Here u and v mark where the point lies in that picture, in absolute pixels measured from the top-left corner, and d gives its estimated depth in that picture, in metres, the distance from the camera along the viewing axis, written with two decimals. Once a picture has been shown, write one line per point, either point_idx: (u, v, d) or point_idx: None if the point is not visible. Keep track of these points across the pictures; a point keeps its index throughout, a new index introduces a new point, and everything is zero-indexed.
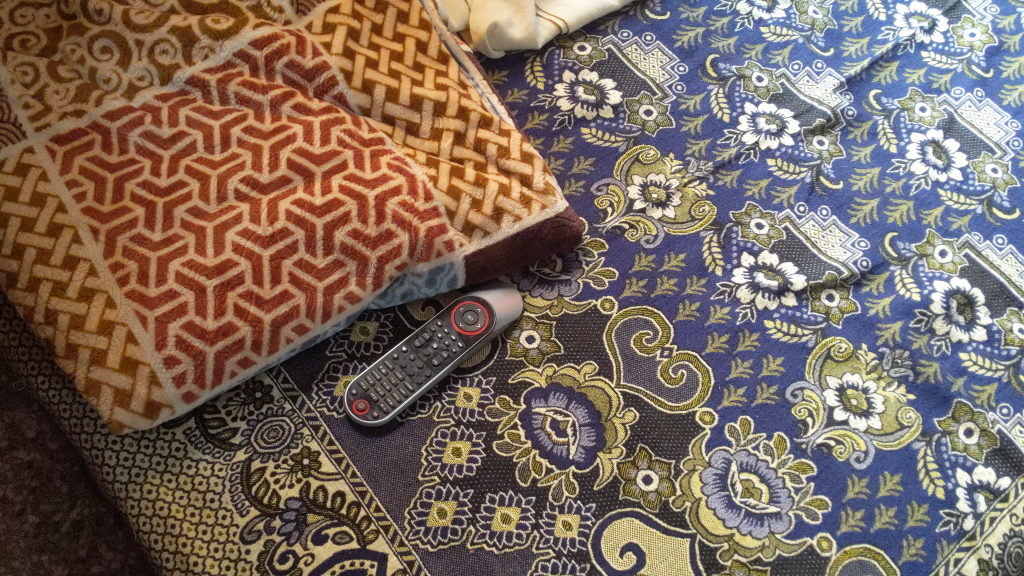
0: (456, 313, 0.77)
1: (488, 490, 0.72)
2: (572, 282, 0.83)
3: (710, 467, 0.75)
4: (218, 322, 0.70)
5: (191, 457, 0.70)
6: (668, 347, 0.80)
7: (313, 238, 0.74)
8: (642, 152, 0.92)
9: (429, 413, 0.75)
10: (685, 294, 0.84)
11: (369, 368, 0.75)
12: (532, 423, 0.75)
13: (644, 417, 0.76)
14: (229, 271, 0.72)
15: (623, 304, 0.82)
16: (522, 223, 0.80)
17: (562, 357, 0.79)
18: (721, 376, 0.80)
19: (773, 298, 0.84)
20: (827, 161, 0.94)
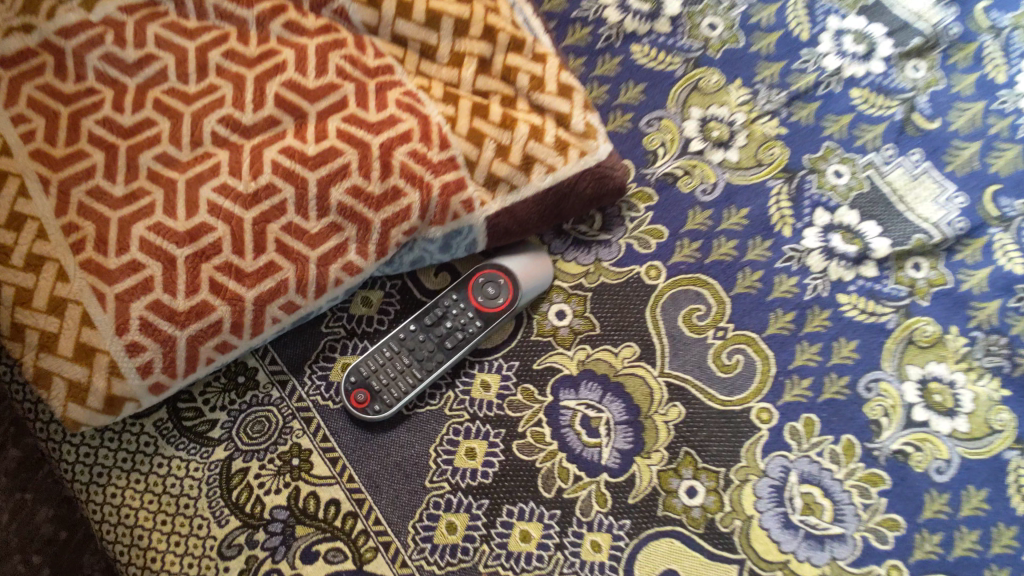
0: (474, 284, 0.65)
1: (506, 502, 0.62)
2: (613, 243, 0.70)
3: (766, 478, 0.65)
4: (190, 301, 0.59)
5: (163, 454, 0.61)
6: (723, 327, 0.68)
7: (304, 197, 0.61)
8: (703, 77, 0.77)
9: (441, 405, 0.64)
10: (746, 260, 0.71)
11: (372, 350, 0.64)
12: (559, 420, 0.64)
13: (691, 414, 0.66)
14: (204, 238, 0.59)
15: (671, 273, 0.69)
16: (556, 175, 0.65)
17: (597, 337, 0.67)
18: (783, 364, 0.68)
19: (849, 268, 0.71)
20: (923, 92, 0.76)
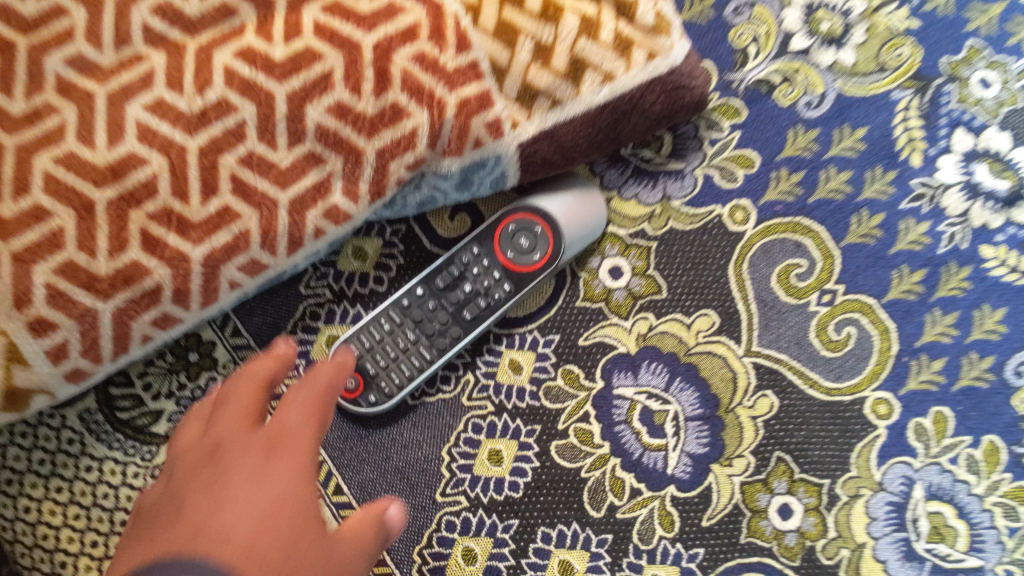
0: (502, 232, 0.49)
1: (541, 523, 0.49)
2: (686, 175, 0.53)
3: (883, 494, 0.50)
4: (115, 263, 0.43)
5: (92, 455, 0.47)
6: (831, 289, 0.51)
7: (270, 118, 0.44)
8: None
9: (456, 392, 0.50)
10: (863, 199, 0.52)
11: (366, 321, 0.49)
12: (612, 415, 0.50)
13: (787, 406, 0.50)
14: (131, 174, 0.43)
15: (764, 215, 0.52)
16: (613, 86, 0.47)
17: (663, 303, 0.51)
18: (907, 342, 0.51)
19: (998, 212, 0.52)
20: None
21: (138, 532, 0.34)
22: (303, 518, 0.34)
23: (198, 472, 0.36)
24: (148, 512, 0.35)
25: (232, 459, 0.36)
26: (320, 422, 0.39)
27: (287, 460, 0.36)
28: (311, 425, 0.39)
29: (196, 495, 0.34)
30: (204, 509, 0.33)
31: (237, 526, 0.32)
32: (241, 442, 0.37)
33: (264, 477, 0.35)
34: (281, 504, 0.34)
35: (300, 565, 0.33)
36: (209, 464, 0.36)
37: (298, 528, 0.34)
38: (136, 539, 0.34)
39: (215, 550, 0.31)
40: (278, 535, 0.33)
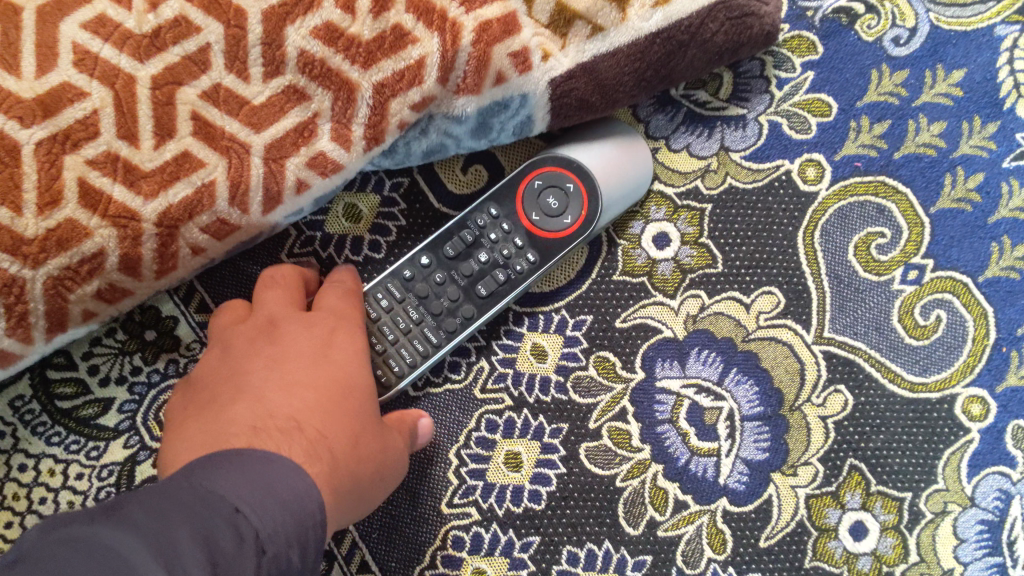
0: (527, 189, 0.41)
1: (567, 541, 0.41)
2: (748, 123, 0.44)
3: (975, 510, 0.41)
4: (47, 223, 0.34)
5: (27, 452, 0.41)
6: (918, 265, 0.43)
7: (240, 41, 0.35)
8: None
9: (468, 382, 0.42)
10: (959, 156, 0.43)
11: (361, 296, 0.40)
12: (654, 413, 0.42)
13: (863, 405, 0.42)
14: (66, 112, 0.34)
15: (841, 173, 0.43)
16: (667, 11, 0.39)
17: (717, 279, 0.42)
18: (1008, 328, 0.42)
19: None
20: None
21: (196, 412, 0.35)
22: (365, 398, 0.36)
23: (255, 356, 0.37)
24: (205, 391, 0.36)
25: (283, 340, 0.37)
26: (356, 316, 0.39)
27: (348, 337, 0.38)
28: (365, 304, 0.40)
29: (258, 375, 0.36)
30: (265, 393, 0.34)
31: (301, 404, 0.34)
32: (297, 329, 0.38)
33: (327, 366, 0.36)
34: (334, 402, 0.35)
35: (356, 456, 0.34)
36: (265, 358, 0.36)
37: (358, 411, 0.36)
38: (194, 419, 0.35)
39: (291, 435, 0.32)
40: (346, 420, 0.35)
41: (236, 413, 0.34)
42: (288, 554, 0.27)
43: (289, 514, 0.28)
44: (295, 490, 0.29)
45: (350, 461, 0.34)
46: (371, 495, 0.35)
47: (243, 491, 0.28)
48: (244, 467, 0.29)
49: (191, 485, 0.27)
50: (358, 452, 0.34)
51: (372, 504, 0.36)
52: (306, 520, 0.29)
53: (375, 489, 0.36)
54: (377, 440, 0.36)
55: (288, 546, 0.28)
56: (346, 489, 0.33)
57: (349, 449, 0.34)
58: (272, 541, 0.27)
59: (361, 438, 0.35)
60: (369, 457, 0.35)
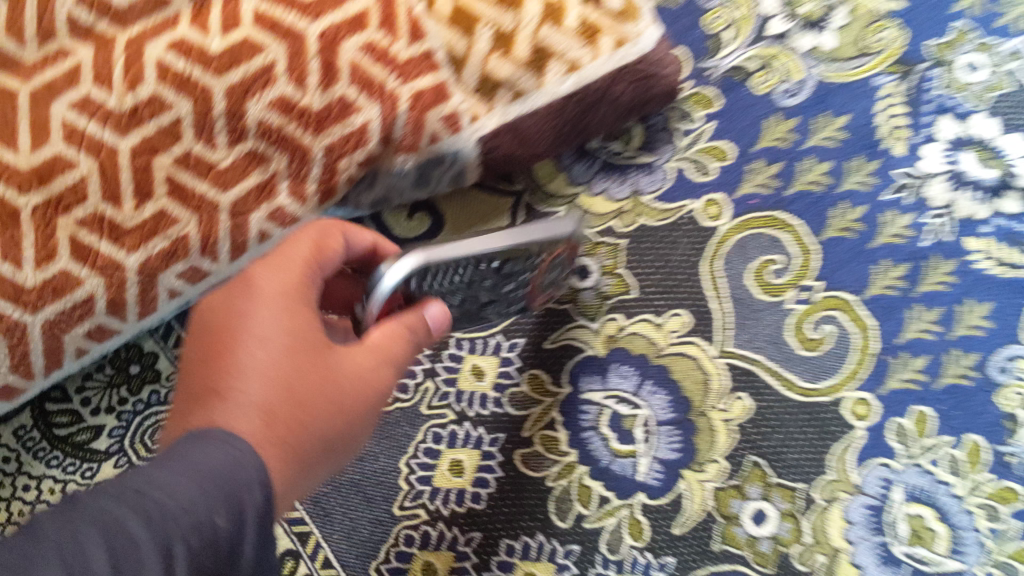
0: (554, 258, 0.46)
1: (504, 535, 0.47)
2: (657, 169, 0.51)
3: (861, 496, 0.47)
4: (43, 275, 0.40)
5: (29, 473, 0.48)
6: (809, 287, 0.49)
7: (207, 114, 0.41)
8: None
9: (415, 400, 0.49)
10: (843, 191, 0.50)
11: (471, 263, 0.40)
12: (580, 421, 0.48)
13: (762, 408, 0.48)
14: (58, 180, 0.40)
15: (738, 210, 0.50)
16: (579, 75, 0.45)
17: (633, 304, 0.49)
18: (887, 338, 0.48)
19: (983, 202, 0.49)
20: None
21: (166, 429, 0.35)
22: (323, 341, 0.36)
23: (210, 321, 0.36)
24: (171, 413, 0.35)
25: (230, 296, 0.36)
26: (321, 252, 0.37)
27: (305, 278, 0.36)
28: (340, 238, 0.38)
29: (210, 337, 0.35)
30: (220, 362, 0.34)
31: (253, 368, 0.34)
32: (245, 285, 0.36)
33: (267, 328, 0.34)
34: (281, 363, 0.34)
35: (307, 413, 0.34)
36: (217, 324, 0.35)
37: (312, 360, 0.35)
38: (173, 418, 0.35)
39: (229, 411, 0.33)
40: (297, 373, 0.34)
41: (194, 384, 0.34)
42: (212, 519, 0.27)
43: (207, 487, 0.28)
44: (220, 463, 0.29)
45: (296, 419, 0.34)
46: (345, 431, 0.36)
47: (158, 480, 0.28)
48: (172, 454, 0.29)
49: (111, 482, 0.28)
50: (309, 407, 0.34)
51: (354, 433, 0.37)
52: (238, 485, 0.29)
53: (351, 419, 0.36)
54: (346, 379, 0.36)
55: (213, 512, 0.27)
56: (309, 439, 0.34)
57: (302, 403, 0.34)
58: (188, 514, 0.27)
59: (317, 390, 0.35)
60: (333, 400, 0.35)
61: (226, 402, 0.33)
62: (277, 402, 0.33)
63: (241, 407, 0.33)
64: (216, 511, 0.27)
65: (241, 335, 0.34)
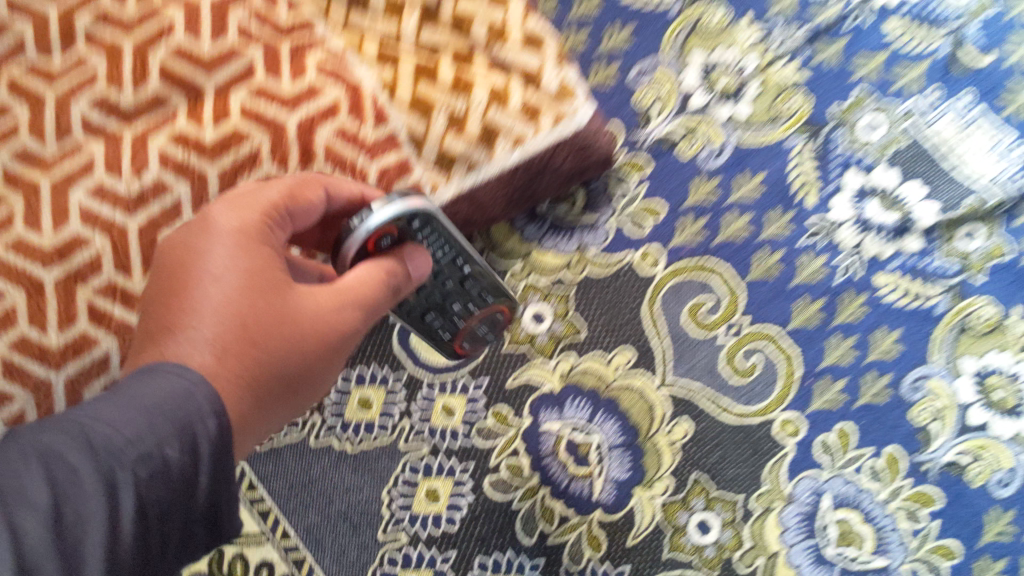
0: (486, 317, 0.50)
1: (478, 553, 0.53)
2: (600, 227, 0.58)
3: (794, 505, 0.53)
4: (65, 336, 0.47)
5: None
6: (736, 323, 0.56)
7: (203, 194, 0.48)
8: (704, 15, 0.63)
9: (393, 438, 0.54)
10: (763, 238, 0.58)
11: (456, 236, 0.44)
12: (541, 448, 0.54)
13: (701, 431, 0.54)
14: (76, 255, 0.47)
15: (671, 258, 0.57)
16: (524, 148, 0.52)
17: (583, 344, 0.56)
18: (810, 365, 0.56)
19: (888, 242, 0.58)
20: (973, 19, 0.63)
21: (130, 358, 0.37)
22: (282, 282, 0.39)
23: (173, 258, 0.39)
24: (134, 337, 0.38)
25: (191, 242, 0.38)
26: (290, 200, 0.41)
27: (261, 226, 0.39)
28: (312, 191, 0.42)
29: (172, 274, 0.38)
30: (179, 292, 0.37)
31: (208, 304, 0.36)
32: (205, 227, 0.39)
33: (223, 268, 0.37)
34: (238, 299, 0.37)
35: (263, 347, 0.37)
36: (178, 261, 0.38)
37: (269, 299, 0.38)
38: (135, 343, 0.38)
39: (184, 341, 0.35)
40: (253, 311, 0.37)
41: (155, 318, 0.37)
42: (163, 450, 0.31)
43: (155, 411, 0.31)
44: (171, 390, 0.32)
45: (254, 349, 0.36)
46: (309, 364, 0.39)
47: (107, 413, 0.31)
48: (127, 385, 0.32)
49: (69, 413, 0.31)
50: (265, 341, 0.37)
51: (319, 369, 0.40)
52: (188, 413, 0.32)
53: (314, 356, 0.39)
54: (304, 316, 0.39)
55: (163, 444, 0.31)
56: (266, 368, 0.37)
57: (257, 338, 0.37)
58: (135, 446, 0.30)
59: (276, 324, 0.37)
60: (294, 333, 0.38)
61: (181, 336, 0.36)
62: (231, 331, 0.36)
63: (196, 340, 0.35)
64: (166, 441, 0.31)
65: (197, 276, 0.37)
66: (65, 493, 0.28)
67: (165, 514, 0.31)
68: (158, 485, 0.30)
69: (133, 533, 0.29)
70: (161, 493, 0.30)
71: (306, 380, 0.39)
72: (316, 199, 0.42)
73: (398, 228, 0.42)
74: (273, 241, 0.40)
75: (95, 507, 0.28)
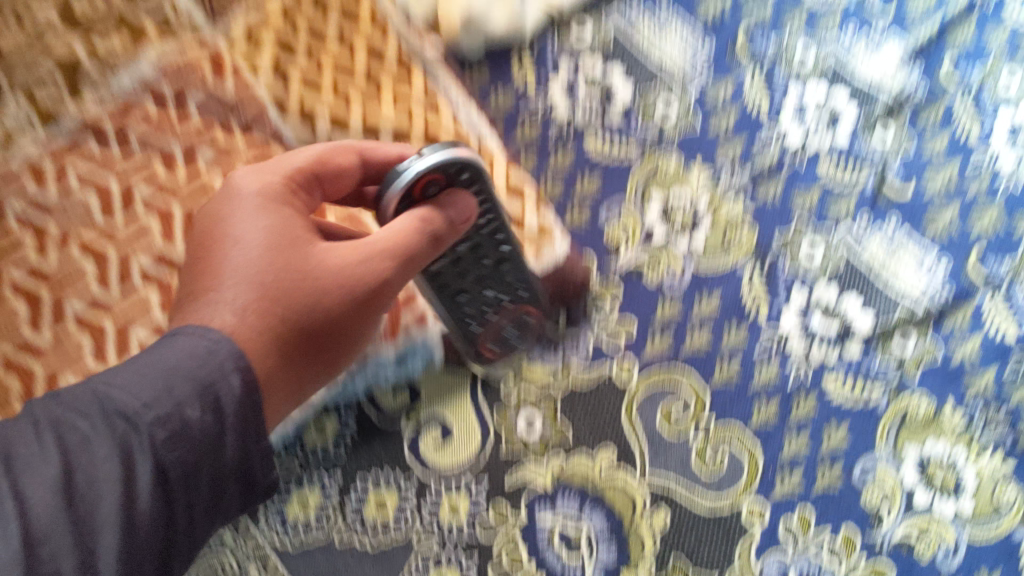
0: (519, 313, 0.64)
1: None
2: (580, 343, 0.67)
3: None
4: None
5: None
6: (703, 423, 0.64)
7: None
8: (659, 165, 0.74)
9: (408, 533, 0.61)
10: (723, 350, 0.67)
11: (499, 211, 0.59)
12: (538, 538, 0.61)
13: (677, 518, 0.61)
14: None
15: (644, 369, 0.66)
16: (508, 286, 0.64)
17: (571, 445, 0.64)
18: (770, 457, 0.63)
19: (832, 348, 0.67)
20: (894, 158, 0.74)
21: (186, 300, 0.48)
22: (304, 242, 0.49)
23: (212, 219, 0.50)
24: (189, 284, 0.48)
25: (216, 208, 0.50)
26: (309, 167, 0.53)
27: (280, 191, 0.51)
28: (337, 159, 0.55)
29: (211, 232, 0.49)
30: (218, 243, 0.47)
31: (242, 258, 0.46)
32: (237, 197, 0.50)
33: (253, 231, 0.48)
34: (267, 254, 0.47)
35: (294, 290, 0.47)
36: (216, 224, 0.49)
37: (295, 254, 0.48)
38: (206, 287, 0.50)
39: (224, 292, 0.45)
40: (281, 263, 0.47)
41: (202, 265, 0.47)
42: (184, 411, 0.41)
43: (195, 357, 0.42)
44: (196, 347, 0.43)
45: (284, 295, 0.46)
46: (343, 303, 0.48)
47: (123, 380, 0.41)
48: (159, 347, 0.43)
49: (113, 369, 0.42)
50: (294, 287, 0.47)
51: (355, 305, 0.49)
52: (212, 371, 0.42)
53: (346, 293, 0.49)
54: (325, 266, 0.48)
55: (184, 407, 0.41)
56: (295, 311, 0.46)
57: (286, 284, 0.46)
58: (163, 397, 0.41)
59: (304, 272, 0.47)
60: (321, 279, 0.48)
61: (225, 284, 0.45)
62: (260, 284, 0.46)
63: (233, 296, 0.45)
64: (188, 404, 0.41)
65: (233, 237, 0.47)
66: (79, 473, 0.38)
67: (189, 472, 0.41)
68: (176, 445, 0.40)
69: (150, 499, 0.39)
70: (183, 449, 0.41)
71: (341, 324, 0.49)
72: (339, 165, 0.55)
73: (444, 176, 0.54)
74: (291, 203, 0.51)
75: (109, 477, 0.38)
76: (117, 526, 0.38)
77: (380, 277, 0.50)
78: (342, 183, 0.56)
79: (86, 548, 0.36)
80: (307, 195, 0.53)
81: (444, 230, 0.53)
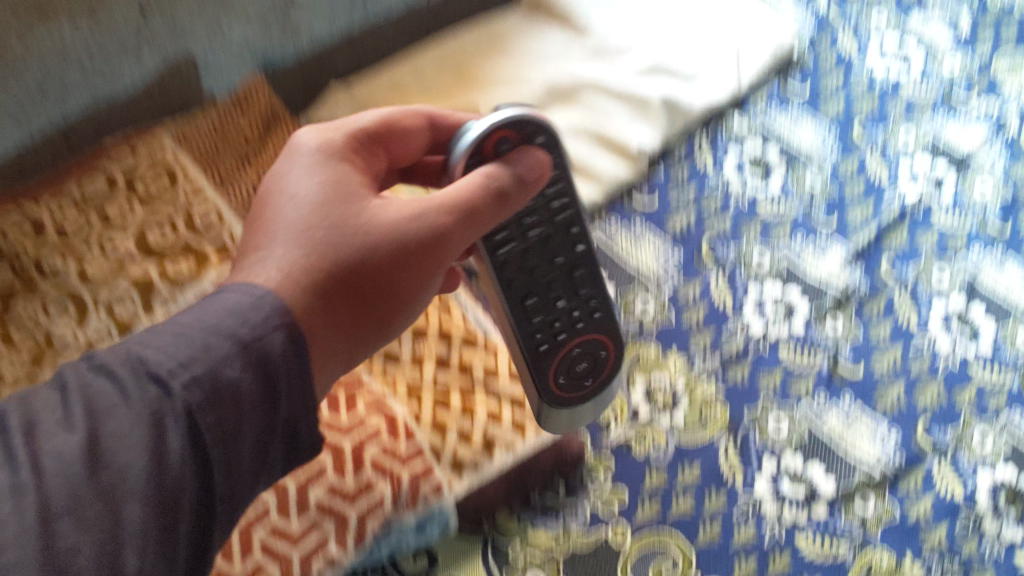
0: (584, 348, 0.69)
1: None
2: (579, 510, 0.76)
3: None
4: None
5: None
6: None
7: (285, 499, 0.68)
8: (641, 353, 0.85)
9: None
10: (705, 514, 0.75)
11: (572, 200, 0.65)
12: None
13: None
14: None
15: (637, 531, 0.75)
16: (515, 452, 0.72)
17: None
18: None
19: (801, 509, 0.76)
20: (844, 344, 0.85)
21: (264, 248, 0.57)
22: (357, 197, 0.55)
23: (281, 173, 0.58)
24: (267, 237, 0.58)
25: (282, 164, 0.57)
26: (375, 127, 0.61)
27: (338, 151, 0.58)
28: (400, 121, 0.62)
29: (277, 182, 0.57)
30: (280, 196, 0.55)
31: (295, 209, 0.53)
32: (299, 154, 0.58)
33: (305, 188, 0.55)
34: (318, 208, 0.53)
35: (342, 239, 0.52)
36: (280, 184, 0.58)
37: (346, 208, 0.54)
38: None
39: (283, 236, 0.52)
40: (330, 214, 0.53)
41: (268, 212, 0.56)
42: (226, 367, 0.46)
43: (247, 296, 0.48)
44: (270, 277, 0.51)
45: (332, 241, 0.52)
46: (398, 250, 0.54)
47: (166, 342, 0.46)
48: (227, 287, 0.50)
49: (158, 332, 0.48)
50: (341, 237, 0.52)
51: (409, 258, 0.54)
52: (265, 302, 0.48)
53: (395, 246, 0.54)
54: (376, 220, 0.54)
55: (230, 362, 0.46)
56: (344, 257, 0.52)
57: (335, 235, 0.52)
58: (204, 352, 0.46)
59: (351, 222, 0.53)
60: (372, 230, 0.53)
61: (281, 234, 0.53)
62: (309, 231, 0.52)
63: (288, 244, 0.52)
64: (226, 363, 0.46)
65: (291, 192, 0.55)
66: (115, 438, 0.43)
67: (216, 434, 0.45)
68: (209, 410, 0.45)
69: (175, 467, 0.43)
70: (217, 412, 0.45)
71: (395, 276, 0.54)
72: (402, 127, 0.62)
73: (516, 135, 0.60)
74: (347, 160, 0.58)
75: (145, 437, 0.43)
76: (141, 495, 0.41)
77: (436, 229, 0.54)
78: (410, 143, 0.63)
79: (113, 506, 0.41)
80: (374, 150, 0.61)
81: (508, 188, 0.57)
